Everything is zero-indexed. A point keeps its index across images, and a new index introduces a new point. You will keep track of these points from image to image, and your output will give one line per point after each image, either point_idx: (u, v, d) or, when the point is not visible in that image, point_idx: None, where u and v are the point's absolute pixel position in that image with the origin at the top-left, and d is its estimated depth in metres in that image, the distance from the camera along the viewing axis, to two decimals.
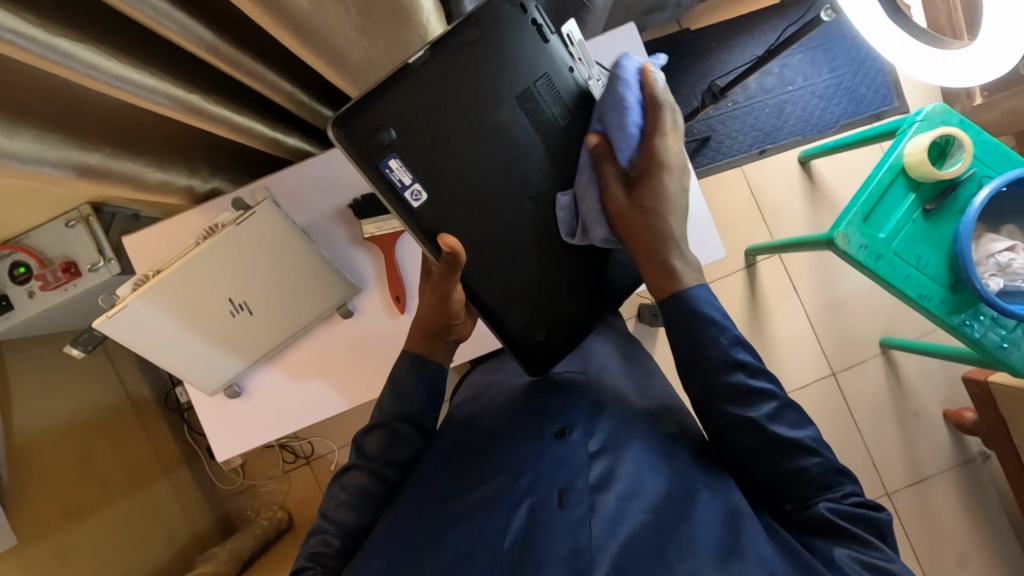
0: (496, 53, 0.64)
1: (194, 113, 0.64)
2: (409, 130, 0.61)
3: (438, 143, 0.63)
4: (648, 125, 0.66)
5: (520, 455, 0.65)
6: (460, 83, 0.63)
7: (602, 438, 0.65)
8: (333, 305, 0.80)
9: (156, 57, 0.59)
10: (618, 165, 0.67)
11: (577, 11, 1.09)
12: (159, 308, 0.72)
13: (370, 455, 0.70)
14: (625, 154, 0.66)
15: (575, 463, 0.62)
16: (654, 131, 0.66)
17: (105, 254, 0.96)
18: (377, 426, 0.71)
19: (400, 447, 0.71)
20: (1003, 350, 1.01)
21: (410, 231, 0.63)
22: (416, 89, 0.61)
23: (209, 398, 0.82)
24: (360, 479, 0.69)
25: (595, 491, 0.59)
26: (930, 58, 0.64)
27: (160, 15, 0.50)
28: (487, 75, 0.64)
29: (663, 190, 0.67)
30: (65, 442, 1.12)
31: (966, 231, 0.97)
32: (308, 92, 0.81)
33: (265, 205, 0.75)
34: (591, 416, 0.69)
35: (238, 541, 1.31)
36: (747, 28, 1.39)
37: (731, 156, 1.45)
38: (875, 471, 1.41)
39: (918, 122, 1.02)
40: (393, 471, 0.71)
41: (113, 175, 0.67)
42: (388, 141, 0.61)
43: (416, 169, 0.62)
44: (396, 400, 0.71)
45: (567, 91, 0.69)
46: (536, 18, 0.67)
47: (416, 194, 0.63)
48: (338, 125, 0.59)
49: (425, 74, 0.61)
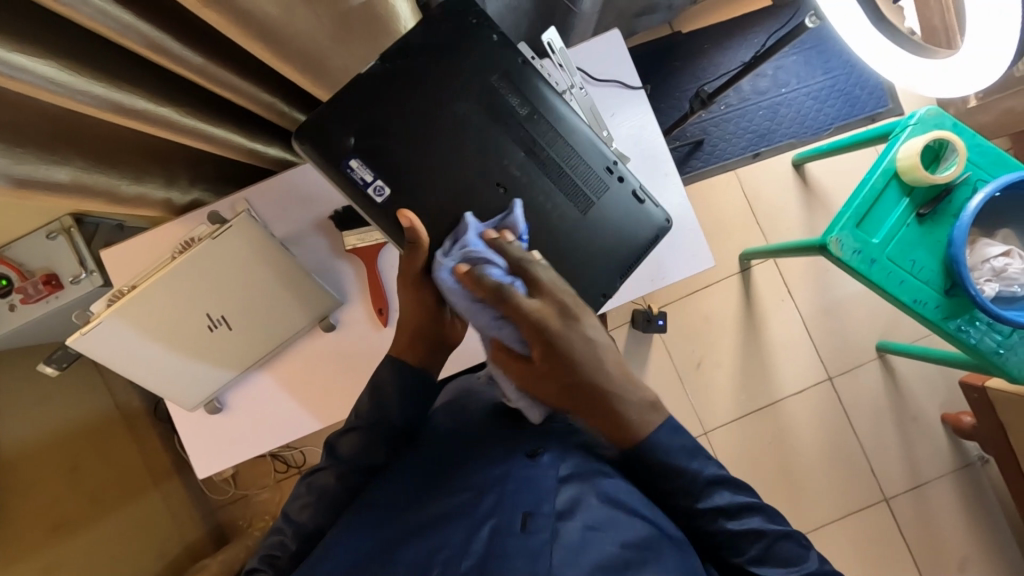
0: (448, 52, 0.66)
1: (163, 125, 0.63)
2: (367, 133, 0.64)
3: (397, 144, 0.65)
4: (503, 306, 0.58)
5: (491, 472, 0.64)
6: (412, 82, 0.65)
7: (572, 464, 0.65)
8: (316, 318, 0.79)
9: (127, 71, 0.58)
10: (508, 350, 0.61)
11: (565, 15, 1.08)
12: (136, 322, 0.71)
13: (343, 457, 0.69)
14: (513, 342, 0.61)
15: (542, 487, 0.61)
16: (511, 306, 0.58)
17: (87, 266, 0.94)
18: (353, 428, 0.70)
19: (372, 453, 0.69)
20: (1000, 356, 0.99)
21: (377, 225, 0.66)
22: (369, 96, 0.64)
23: (190, 414, 0.80)
24: (327, 481, 0.69)
25: (559, 519, 0.58)
26: (912, 64, 0.61)
27: (125, 29, 0.49)
28: (442, 70, 0.66)
29: (566, 355, 0.58)
30: (53, 456, 1.11)
31: (961, 236, 0.95)
32: (289, 101, 0.79)
33: (241, 219, 0.74)
34: (563, 444, 0.69)
35: (229, 552, 1.29)
36: (738, 30, 1.38)
37: (726, 158, 1.43)
38: (874, 477, 1.40)
39: (911, 126, 1.01)
40: (361, 475, 0.69)
41: (87, 189, 0.66)
42: (347, 146, 0.64)
43: (377, 166, 0.65)
44: (377, 406, 0.70)
45: (524, 83, 0.68)
46: (476, 19, 0.66)
47: (379, 190, 0.65)
48: (299, 134, 0.63)
49: (375, 79, 0.64)
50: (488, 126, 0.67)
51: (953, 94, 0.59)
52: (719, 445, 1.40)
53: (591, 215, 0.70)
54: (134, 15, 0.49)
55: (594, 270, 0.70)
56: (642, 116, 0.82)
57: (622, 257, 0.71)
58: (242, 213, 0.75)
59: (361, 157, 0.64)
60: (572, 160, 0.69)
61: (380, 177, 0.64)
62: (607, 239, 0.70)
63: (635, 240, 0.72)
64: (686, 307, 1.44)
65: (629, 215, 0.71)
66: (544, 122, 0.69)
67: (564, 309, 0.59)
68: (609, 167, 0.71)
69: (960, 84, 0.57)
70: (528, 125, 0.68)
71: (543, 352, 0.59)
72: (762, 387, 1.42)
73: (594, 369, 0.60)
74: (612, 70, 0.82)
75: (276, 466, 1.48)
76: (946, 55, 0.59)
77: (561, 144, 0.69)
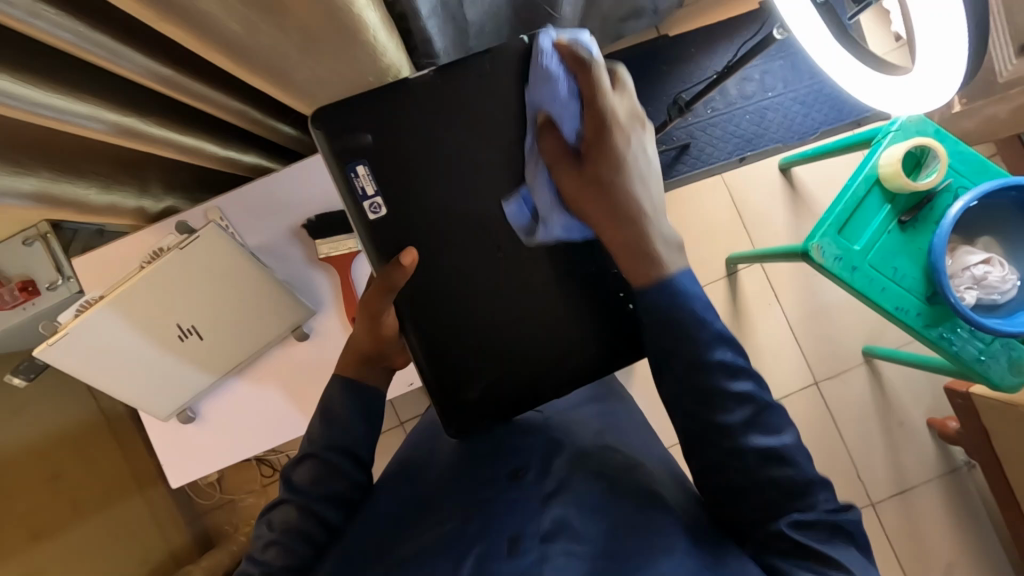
0: (497, 87, 0.64)
1: (124, 134, 0.62)
2: (385, 138, 0.64)
3: (411, 158, 0.64)
4: (583, 90, 0.60)
5: (472, 497, 0.65)
6: (456, 109, 0.64)
7: (557, 479, 0.65)
8: (288, 328, 0.80)
9: (91, 81, 0.58)
10: (562, 138, 0.62)
11: (547, 20, 1.08)
12: (106, 333, 0.71)
13: (299, 488, 0.66)
14: (569, 129, 0.62)
15: (528, 509, 0.62)
16: (591, 93, 0.59)
17: (64, 272, 0.93)
18: (307, 457, 0.67)
19: (330, 482, 0.67)
20: (981, 363, 0.99)
21: (360, 236, 0.65)
22: (406, 107, 0.63)
23: (163, 424, 0.80)
24: (288, 515, 0.65)
25: (545, 541, 0.58)
26: (880, 83, 0.60)
27: (84, 41, 0.48)
28: (488, 101, 0.64)
29: (614, 154, 0.60)
30: (31, 465, 1.09)
31: (941, 243, 0.95)
32: (263, 110, 0.79)
33: (209, 228, 0.72)
34: (545, 458, 0.70)
35: (211, 558, 1.29)
36: (725, 34, 1.37)
37: (712, 163, 1.38)
38: (859, 482, 1.39)
39: (892, 132, 1.00)
40: (331, 510, 0.67)
41: (55, 199, 0.65)
42: (363, 144, 0.64)
43: (382, 182, 0.64)
44: (326, 429, 0.68)
45: None
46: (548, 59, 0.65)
47: (375, 207, 0.65)
48: (317, 117, 0.62)
49: (425, 92, 0.63)
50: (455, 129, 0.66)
51: (935, 104, 0.57)
52: None
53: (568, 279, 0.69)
54: (92, 27, 0.49)
55: (553, 347, 0.70)
56: None
57: (586, 321, 0.70)
58: (209, 222, 0.73)
59: (371, 164, 0.64)
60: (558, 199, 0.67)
61: (380, 195, 0.64)
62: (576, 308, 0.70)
63: (603, 335, 0.71)
64: None
65: (608, 310, 0.70)
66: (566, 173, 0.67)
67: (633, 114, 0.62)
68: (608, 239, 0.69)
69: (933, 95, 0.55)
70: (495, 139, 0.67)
71: (596, 147, 0.60)
72: None
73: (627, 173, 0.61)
74: None
75: (262, 470, 1.47)
76: (906, 72, 0.58)
77: None
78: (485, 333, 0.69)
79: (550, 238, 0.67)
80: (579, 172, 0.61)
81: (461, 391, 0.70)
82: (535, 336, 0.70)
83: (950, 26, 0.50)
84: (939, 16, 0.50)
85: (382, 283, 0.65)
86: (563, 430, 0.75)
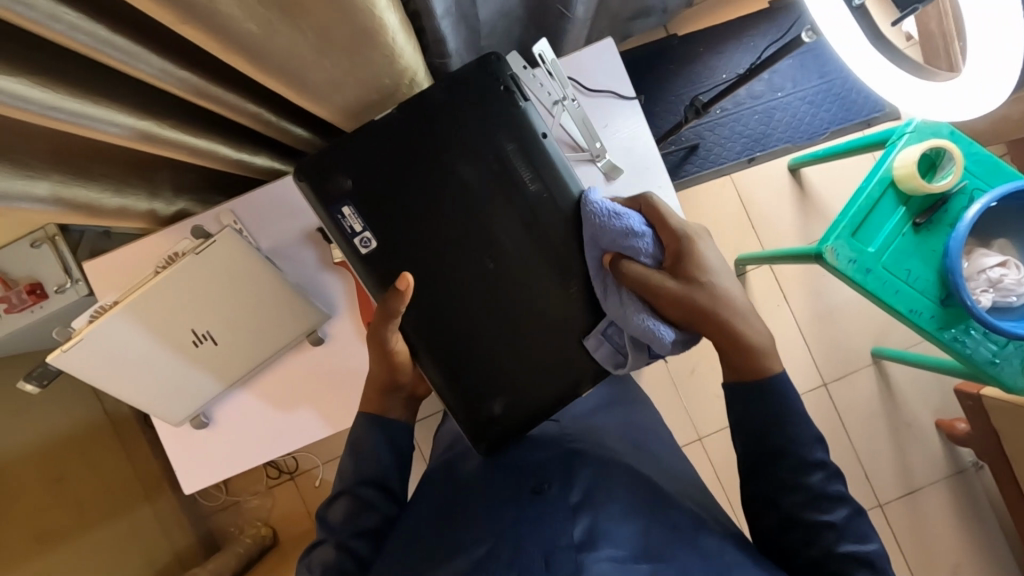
0: (466, 115, 0.68)
1: (138, 136, 0.61)
2: (363, 180, 0.67)
3: (396, 191, 0.68)
4: (649, 215, 0.68)
5: (497, 521, 0.62)
6: (427, 138, 0.67)
7: (583, 489, 0.64)
8: (303, 332, 0.79)
9: (104, 83, 0.57)
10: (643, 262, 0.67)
11: (558, 19, 1.06)
12: (121, 336, 0.70)
13: (335, 526, 0.66)
14: (648, 255, 0.67)
15: (555, 523, 0.59)
16: (658, 215, 0.67)
17: (73, 275, 0.92)
18: (340, 495, 0.68)
19: (365, 514, 0.67)
20: (994, 366, 0.99)
21: (354, 271, 0.68)
22: (380, 146, 0.67)
23: (175, 430, 0.80)
24: (326, 555, 0.65)
25: (579, 550, 0.55)
26: (908, 87, 0.60)
27: (101, 44, 0.47)
28: (458, 126, 0.68)
29: (696, 257, 0.65)
30: (38, 469, 1.08)
31: (957, 246, 0.94)
32: (277, 112, 0.78)
33: (224, 233, 0.72)
34: (567, 468, 0.68)
35: (219, 561, 1.28)
36: (735, 33, 1.36)
37: (720, 163, 1.38)
38: (867, 483, 1.39)
39: (907, 134, 1.00)
40: (361, 542, 0.66)
41: (67, 203, 0.64)
42: (342, 189, 0.67)
43: (367, 216, 0.67)
44: (354, 464, 0.69)
45: (541, 156, 0.69)
46: (508, 84, 0.68)
47: (365, 241, 0.68)
48: (302, 169, 0.67)
49: (387, 131, 0.67)
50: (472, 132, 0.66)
51: (958, 115, 0.58)
52: (713, 450, 1.39)
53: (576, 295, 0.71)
54: (110, 29, 0.48)
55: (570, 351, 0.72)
56: (634, 128, 0.81)
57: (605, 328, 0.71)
58: (225, 227, 0.73)
59: (354, 204, 0.67)
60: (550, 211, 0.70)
61: (368, 229, 0.67)
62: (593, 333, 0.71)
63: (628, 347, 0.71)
64: None
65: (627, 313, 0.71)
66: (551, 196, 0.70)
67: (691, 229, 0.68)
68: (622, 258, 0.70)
69: (957, 108, 0.57)
70: (515, 152, 0.68)
71: (677, 258, 0.66)
72: None
73: (716, 270, 0.64)
74: (605, 81, 0.82)
75: (268, 472, 1.46)
76: (938, 76, 0.59)
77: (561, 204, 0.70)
78: (499, 356, 0.71)
79: (640, 364, 0.71)
80: (675, 287, 0.64)
81: (476, 409, 0.71)
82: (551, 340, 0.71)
83: (1006, 41, 0.50)
84: (996, 29, 0.50)
85: (380, 312, 0.65)
86: (582, 439, 0.74)
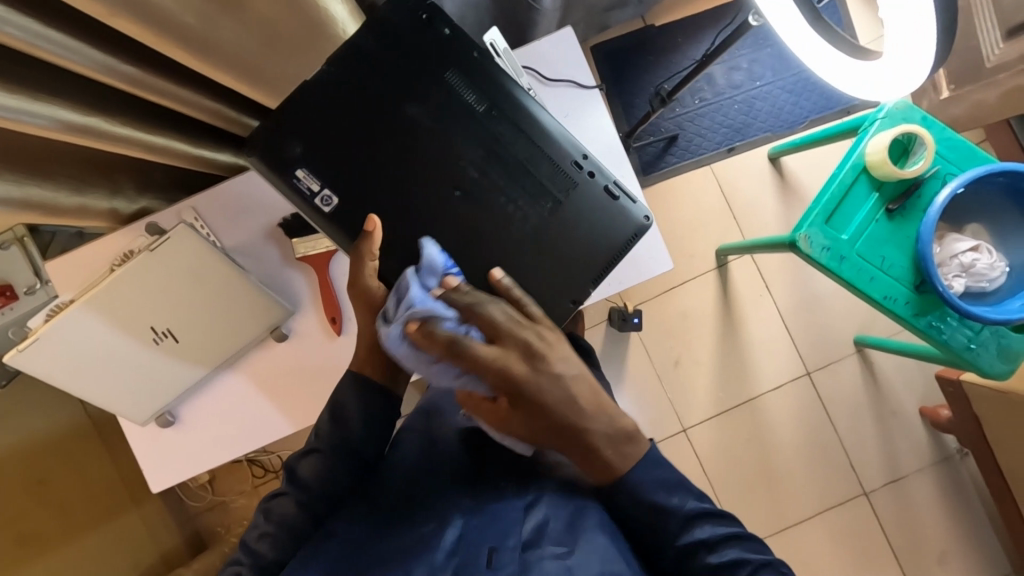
0: (401, 55, 0.67)
1: (66, 129, 0.58)
2: (311, 140, 0.66)
3: (351, 147, 0.66)
4: (467, 364, 0.56)
5: (455, 509, 0.63)
6: (369, 83, 0.66)
7: (541, 491, 0.65)
8: (266, 328, 0.78)
9: (46, 79, 0.56)
10: (475, 393, 0.61)
11: (527, 11, 1.06)
12: (81, 334, 0.70)
13: (304, 482, 0.68)
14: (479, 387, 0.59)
15: (509, 519, 0.61)
16: (475, 363, 0.56)
17: (43, 276, 0.91)
18: (313, 451, 0.69)
19: (336, 477, 0.69)
20: (971, 351, 0.99)
21: (325, 233, 0.67)
22: (326, 102, 0.66)
23: (142, 429, 0.79)
24: (287, 508, 0.67)
25: (526, 549, 0.57)
26: (894, 76, 0.58)
27: (35, 38, 0.47)
28: (400, 67, 0.66)
29: (536, 403, 0.59)
30: (23, 467, 1.10)
31: (929, 232, 0.94)
32: (237, 107, 0.79)
33: (180, 228, 0.72)
34: (529, 473, 0.69)
35: (204, 561, 1.28)
36: (709, 22, 1.35)
37: (700, 153, 1.40)
38: (851, 471, 1.39)
39: (879, 120, 0.99)
40: (320, 505, 0.68)
41: (21, 201, 0.64)
42: (293, 156, 0.66)
43: (322, 175, 0.66)
44: (336, 427, 0.69)
45: (483, 80, 0.68)
46: (428, 14, 0.67)
47: (327, 200, 0.67)
48: (249, 146, 0.66)
49: (327, 89, 0.66)
50: (444, 123, 0.67)
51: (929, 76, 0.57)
52: (698, 441, 1.39)
53: (558, 215, 0.69)
54: (45, 24, 0.48)
55: (570, 257, 0.69)
56: (598, 116, 0.81)
57: (585, 236, 0.70)
58: (181, 222, 0.73)
59: (308, 165, 0.66)
60: (519, 142, 0.69)
61: (325, 186, 0.66)
62: (578, 237, 0.69)
63: (613, 237, 0.70)
64: (662, 304, 1.42)
65: (601, 205, 0.70)
66: (504, 117, 0.68)
67: (527, 353, 0.58)
68: (579, 161, 0.69)
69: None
70: (465, 138, 0.67)
71: (512, 400, 0.59)
72: (739, 384, 1.41)
73: (553, 411, 0.60)
74: (564, 70, 0.82)
75: (253, 471, 1.46)
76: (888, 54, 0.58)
77: (517, 126, 0.68)
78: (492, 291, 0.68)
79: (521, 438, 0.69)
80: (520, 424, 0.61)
81: None
82: (546, 263, 0.69)
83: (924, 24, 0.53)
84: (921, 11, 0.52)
85: (354, 255, 0.65)
86: None
